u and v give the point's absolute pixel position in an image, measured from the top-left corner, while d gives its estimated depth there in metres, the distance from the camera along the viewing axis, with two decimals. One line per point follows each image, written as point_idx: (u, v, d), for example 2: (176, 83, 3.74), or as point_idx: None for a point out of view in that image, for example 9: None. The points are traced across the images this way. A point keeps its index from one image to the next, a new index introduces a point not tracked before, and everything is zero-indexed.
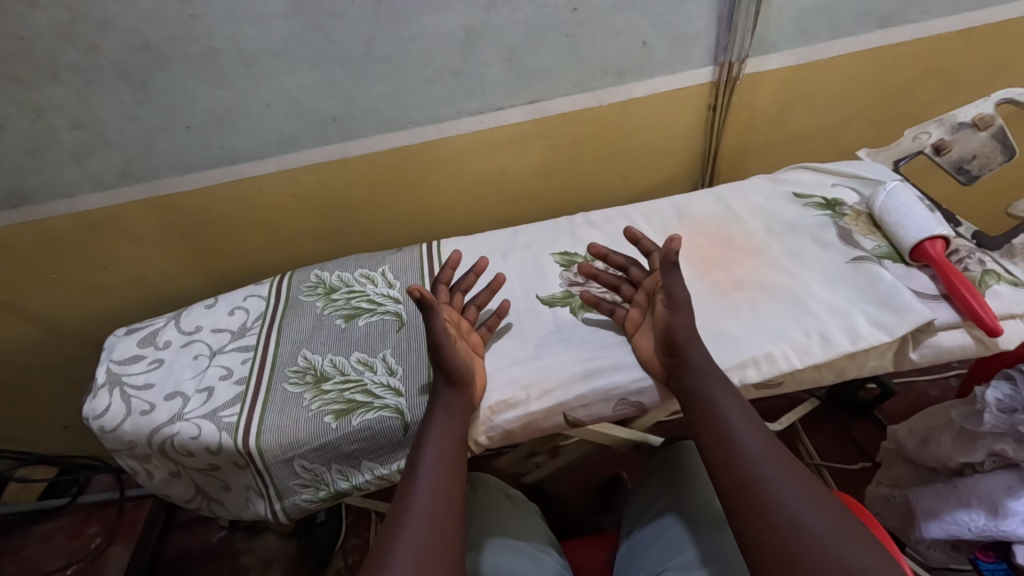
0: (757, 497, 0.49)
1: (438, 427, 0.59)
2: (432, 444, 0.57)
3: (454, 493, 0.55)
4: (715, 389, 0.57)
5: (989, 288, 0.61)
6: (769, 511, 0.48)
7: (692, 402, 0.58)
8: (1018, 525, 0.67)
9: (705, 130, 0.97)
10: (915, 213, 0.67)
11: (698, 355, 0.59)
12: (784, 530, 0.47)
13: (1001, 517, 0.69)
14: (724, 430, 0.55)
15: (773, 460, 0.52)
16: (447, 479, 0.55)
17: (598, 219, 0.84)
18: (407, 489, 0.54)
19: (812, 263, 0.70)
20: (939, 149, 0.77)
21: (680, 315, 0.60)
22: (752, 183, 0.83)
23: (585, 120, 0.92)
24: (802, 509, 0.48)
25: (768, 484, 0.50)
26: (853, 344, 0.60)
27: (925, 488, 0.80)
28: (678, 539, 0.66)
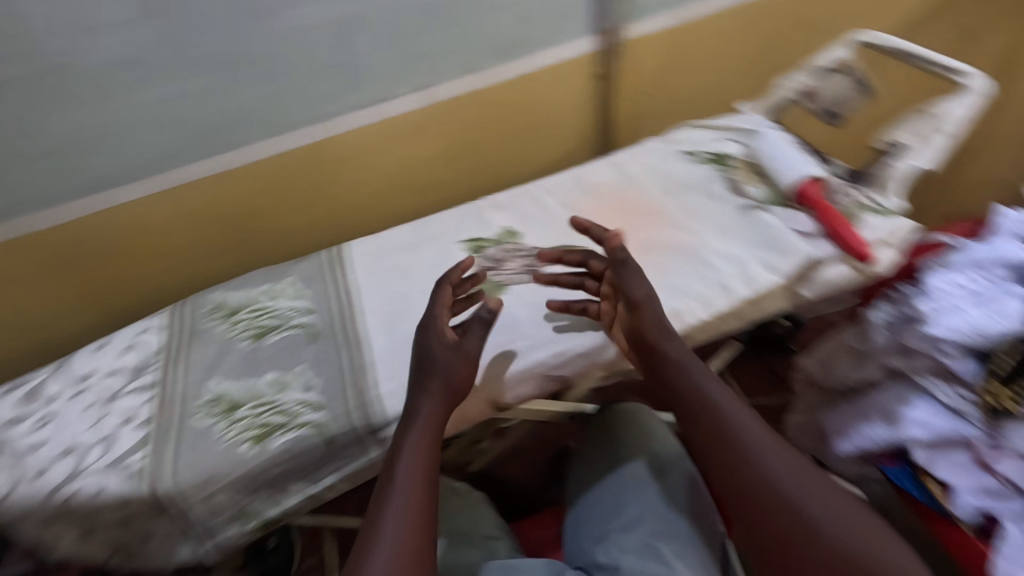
0: (752, 496, 0.50)
1: (414, 442, 0.55)
2: (409, 461, 0.54)
3: (427, 512, 0.51)
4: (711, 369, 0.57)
5: (861, 220, 0.65)
6: (753, 488, 0.50)
7: (672, 397, 0.58)
8: (913, 429, 0.73)
9: (597, 99, 0.98)
10: (791, 160, 0.72)
11: (668, 349, 0.58)
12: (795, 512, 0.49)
13: (899, 425, 0.75)
14: (705, 417, 0.55)
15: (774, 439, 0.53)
16: (425, 501, 0.52)
17: (503, 201, 0.84)
18: (382, 500, 0.52)
19: (707, 217, 0.72)
20: (807, 95, 0.82)
21: (643, 314, 0.60)
22: (645, 146, 0.86)
23: (478, 102, 0.91)
24: (798, 494, 0.50)
25: (763, 478, 0.51)
26: (751, 289, 0.63)
27: (834, 410, 0.86)
28: (620, 501, 0.70)
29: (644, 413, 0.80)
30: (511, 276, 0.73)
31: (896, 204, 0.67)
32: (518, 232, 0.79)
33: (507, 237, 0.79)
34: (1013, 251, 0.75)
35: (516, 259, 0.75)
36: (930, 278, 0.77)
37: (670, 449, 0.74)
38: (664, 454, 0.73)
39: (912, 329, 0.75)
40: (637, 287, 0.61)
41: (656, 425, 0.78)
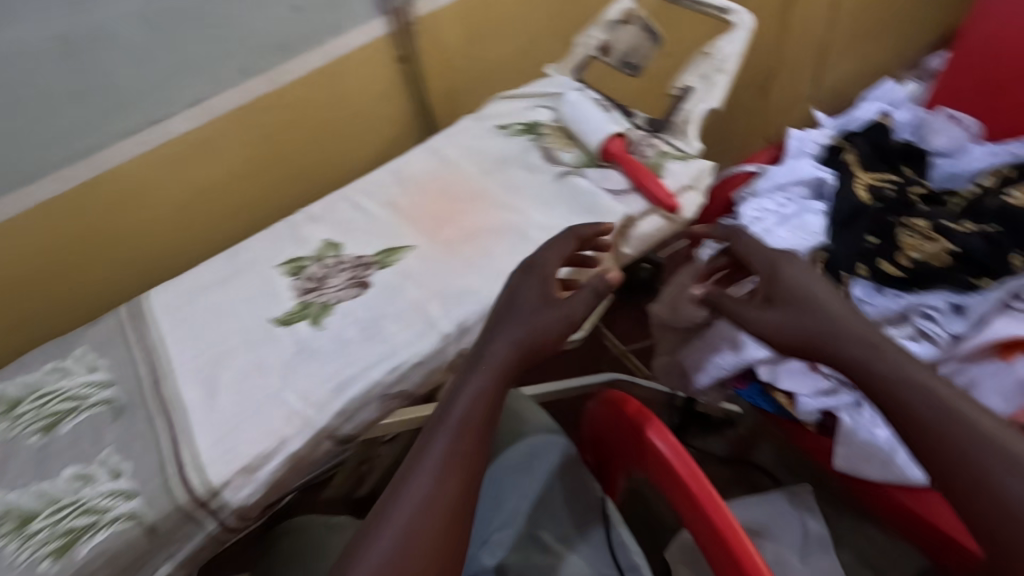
0: (877, 384, 0.51)
1: (462, 415, 0.51)
2: (448, 438, 0.50)
3: (456, 505, 0.47)
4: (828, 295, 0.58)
5: (665, 169, 0.66)
6: (889, 386, 0.50)
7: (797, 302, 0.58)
8: (753, 350, 0.81)
9: (407, 82, 0.92)
10: (593, 120, 0.71)
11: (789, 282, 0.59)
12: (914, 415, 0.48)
13: (742, 349, 0.82)
14: (835, 329, 0.55)
15: (876, 348, 0.52)
16: (467, 487, 0.48)
17: (319, 211, 0.77)
18: (405, 470, 0.49)
19: (527, 191, 0.71)
20: (603, 51, 0.82)
21: (774, 316, 0.59)
22: (460, 126, 0.82)
23: (272, 106, 0.82)
24: (942, 402, 0.48)
25: (897, 376, 0.50)
26: (575, 259, 0.62)
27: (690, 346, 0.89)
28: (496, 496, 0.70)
29: (521, 398, 0.79)
30: (337, 294, 0.67)
31: (697, 147, 0.69)
32: (339, 243, 0.72)
33: (327, 251, 0.72)
34: (806, 172, 0.81)
35: (339, 273, 0.69)
36: (741, 207, 0.81)
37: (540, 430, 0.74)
38: (533, 437, 0.73)
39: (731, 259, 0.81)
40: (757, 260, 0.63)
41: (525, 407, 0.77)
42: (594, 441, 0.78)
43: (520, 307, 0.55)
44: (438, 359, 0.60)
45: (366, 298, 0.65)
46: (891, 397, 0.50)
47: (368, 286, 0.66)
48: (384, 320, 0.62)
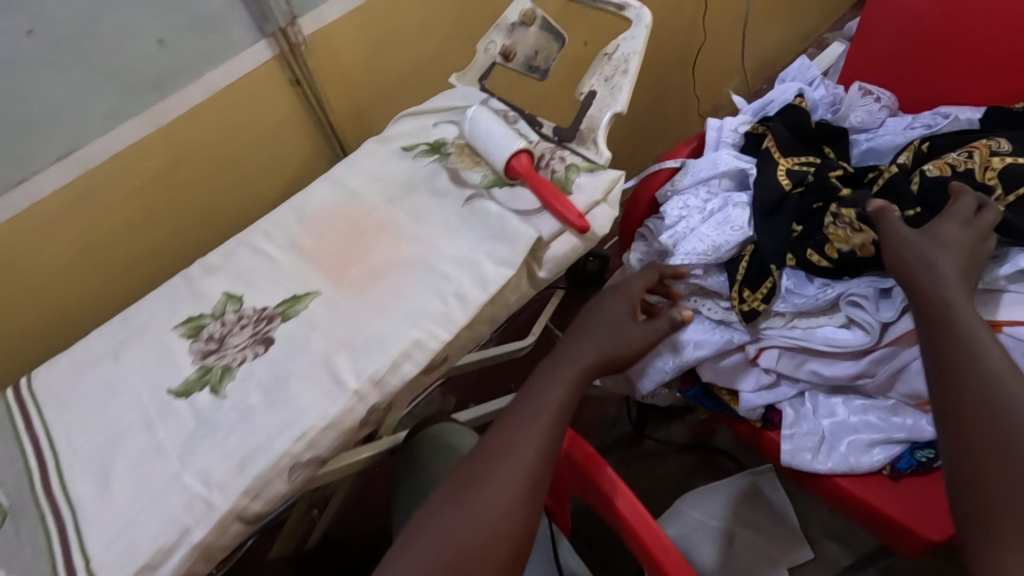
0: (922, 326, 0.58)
1: (540, 407, 0.61)
2: (530, 427, 0.59)
3: (516, 498, 0.54)
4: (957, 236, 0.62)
5: (573, 184, 0.62)
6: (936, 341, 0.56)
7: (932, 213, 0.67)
8: (694, 351, 0.76)
9: (306, 106, 0.86)
10: (495, 135, 0.66)
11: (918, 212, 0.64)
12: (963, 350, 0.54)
13: (682, 351, 0.76)
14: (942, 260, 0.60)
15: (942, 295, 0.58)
16: (533, 480, 0.56)
17: (217, 261, 0.71)
18: (482, 458, 0.57)
19: (435, 219, 0.67)
20: (506, 56, 0.78)
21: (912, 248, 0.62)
22: (363, 151, 0.77)
23: (155, 150, 0.75)
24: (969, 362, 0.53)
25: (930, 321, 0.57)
26: (486, 292, 0.59)
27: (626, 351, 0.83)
28: None
29: (458, 430, 0.79)
30: (239, 354, 0.62)
31: (607, 156, 0.65)
32: (240, 295, 0.67)
33: (227, 306, 0.67)
34: (726, 163, 0.79)
35: (240, 330, 0.64)
36: (665, 206, 0.79)
37: None
38: None
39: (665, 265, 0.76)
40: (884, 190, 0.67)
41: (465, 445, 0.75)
42: (554, 475, 0.78)
43: (610, 306, 0.70)
44: (349, 418, 0.56)
45: (269, 357, 0.60)
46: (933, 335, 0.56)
47: (271, 342, 0.61)
48: (289, 381, 0.58)
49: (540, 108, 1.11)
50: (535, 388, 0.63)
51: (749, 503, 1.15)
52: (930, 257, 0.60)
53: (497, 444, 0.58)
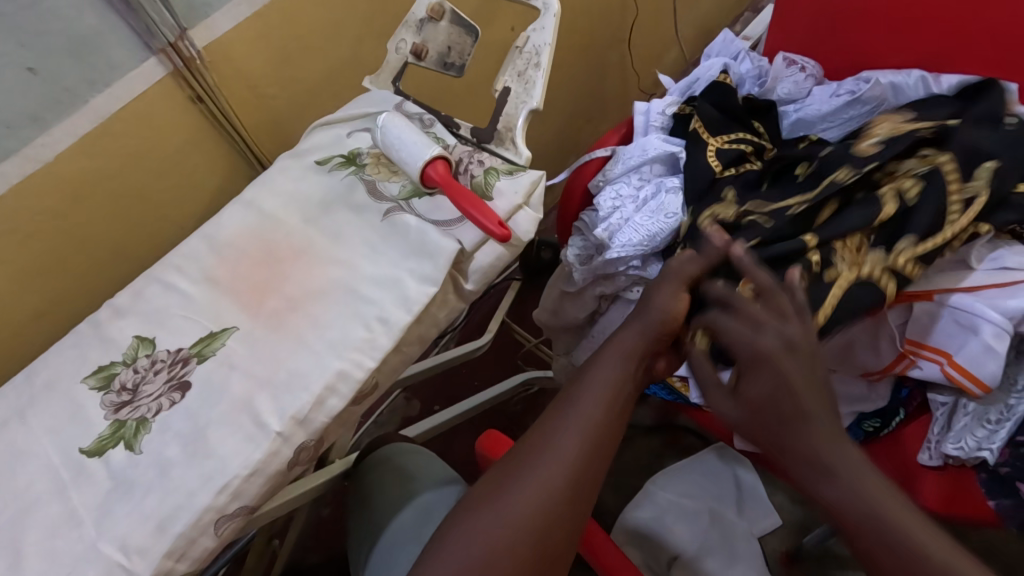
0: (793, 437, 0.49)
1: (596, 394, 0.57)
2: (588, 405, 0.57)
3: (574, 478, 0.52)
4: (768, 348, 0.51)
5: (493, 189, 0.59)
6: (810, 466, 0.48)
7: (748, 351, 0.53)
8: None
9: (213, 123, 0.81)
10: (409, 143, 0.63)
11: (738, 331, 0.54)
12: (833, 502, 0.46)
13: None
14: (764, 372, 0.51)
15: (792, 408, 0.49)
16: (592, 458, 0.54)
17: (126, 302, 0.66)
18: (536, 437, 0.55)
19: (354, 237, 0.63)
20: (418, 54, 0.73)
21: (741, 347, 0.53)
22: (275, 169, 0.72)
23: (43, 188, 0.69)
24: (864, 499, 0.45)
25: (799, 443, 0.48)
26: (411, 313, 0.56)
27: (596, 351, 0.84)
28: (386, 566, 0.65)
29: (408, 451, 0.76)
30: (153, 403, 0.58)
31: (527, 155, 0.62)
32: (152, 338, 0.63)
33: (139, 351, 0.62)
34: (656, 148, 0.76)
35: (154, 376, 0.60)
36: (598, 198, 0.77)
37: (433, 484, 0.70)
38: (426, 494, 0.69)
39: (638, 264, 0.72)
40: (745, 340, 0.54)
41: (415, 463, 0.73)
42: None
43: (660, 292, 0.64)
44: (276, 461, 0.53)
45: (185, 404, 0.57)
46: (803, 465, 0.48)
47: (188, 388, 0.57)
48: (208, 428, 0.54)
49: (469, 101, 1.07)
50: (588, 376, 0.59)
51: (716, 478, 1.17)
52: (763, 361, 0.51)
53: (543, 435, 0.55)
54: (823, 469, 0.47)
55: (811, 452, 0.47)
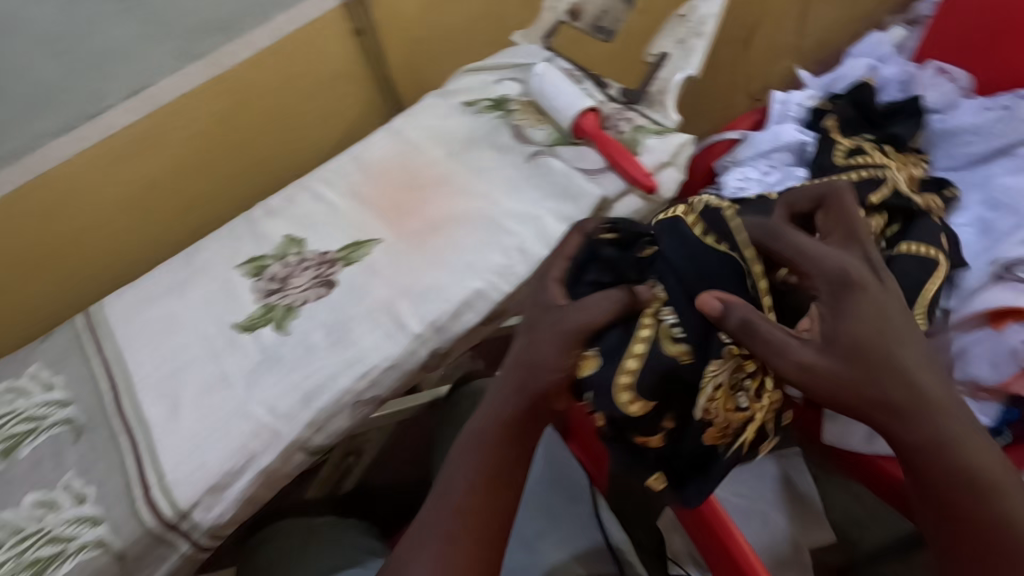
0: (938, 452, 0.44)
1: (465, 457, 0.51)
2: (461, 470, 0.50)
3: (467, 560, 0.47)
4: (882, 342, 0.44)
5: (642, 146, 0.62)
6: (957, 481, 0.44)
7: (859, 350, 0.44)
8: None
9: (366, 57, 0.87)
10: (564, 92, 0.66)
11: (855, 326, 0.45)
12: (943, 492, 0.44)
13: None
14: (885, 394, 0.44)
15: (923, 395, 0.44)
16: (476, 537, 0.48)
17: (278, 205, 0.72)
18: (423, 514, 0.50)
19: (496, 174, 0.67)
20: (574, 14, 0.76)
21: (850, 345, 0.44)
22: (423, 104, 0.76)
23: (216, 92, 0.76)
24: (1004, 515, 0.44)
25: (938, 451, 0.44)
26: (549, 248, 0.60)
27: None
28: None
29: None
30: (301, 295, 0.63)
31: (676, 120, 0.65)
32: (302, 238, 0.68)
33: (290, 248, 0.68)
34: (790, 137, 0.77)
35: (302, 272, 0.66)
36: (723, 177, 0.79)
37: None
38: None
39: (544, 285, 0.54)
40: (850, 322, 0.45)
41: None
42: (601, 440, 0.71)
43: (543, 351, 0.49)
44: (410, 360, 0.58)
45: (331, 298, 0.62)
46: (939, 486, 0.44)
47: (333, 285, 0.63)
48: (352, 323, 0.59)
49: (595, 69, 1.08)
50: (461, 451, 0.51)
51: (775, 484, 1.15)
52: (895, 360, 0.44)
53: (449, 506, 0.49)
54: (952, 485, 0.44)
55: (932, 441, 0.44)
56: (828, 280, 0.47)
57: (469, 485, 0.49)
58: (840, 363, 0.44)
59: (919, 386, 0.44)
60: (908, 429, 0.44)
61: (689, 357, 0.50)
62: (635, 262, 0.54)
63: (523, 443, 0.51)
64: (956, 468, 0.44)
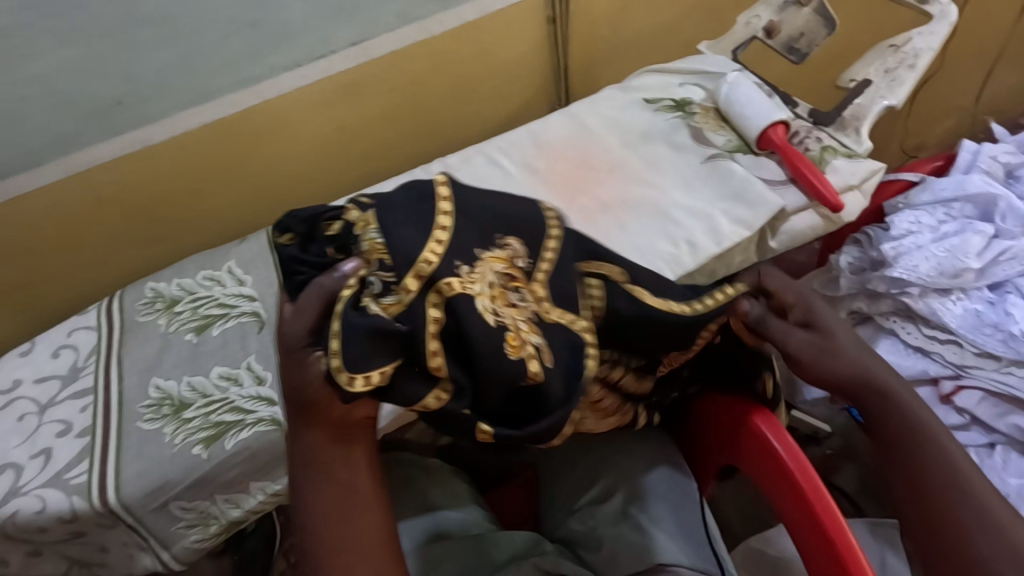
0: (912, 452, 0.49)
1: (317, 498, 0.47)
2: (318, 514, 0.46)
3: None
4: (853, 340, 0.54)
5: (828, 165, 0.64)
6: (943, 467, 0.48)
7: (830, 343, 0.54)
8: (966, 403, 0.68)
9: (550, 44, 0.92)
10: (756, 102, 0.68)
11: (826, 314, 0.55)
12: (927, 502, 0.47)
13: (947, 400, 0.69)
14: (861, 375, 0.52)
15: (867, 372, 0.52)
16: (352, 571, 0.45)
17: (455, 163, 0.78)
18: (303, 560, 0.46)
19: (671, 169, 0.69)
20: (769, 32, 0.77)
21: (830, 340, 0.54)
22: (604, 95, 0.79)
23: (419, 55, 0.83)
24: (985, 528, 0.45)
25: (924, 433, 0.49)
26: (719, 246, 0.61)
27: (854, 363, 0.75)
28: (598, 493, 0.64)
29: None
30: None
31: (868, 147, 0.65)
32: None
33: None
34: (977, 188, 0.74)
35: None
36: (893, 218, 0.76)
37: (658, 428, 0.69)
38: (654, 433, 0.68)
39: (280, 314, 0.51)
40: (828, 315, 0.55)
41: None
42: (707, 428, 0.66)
43: (307, 374, 0.47)
44: None
45: None
46: (915, 473, 0.49)
47: None
48: None
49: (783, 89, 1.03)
50: (305, 486, 0.48)
51: None
52: (864, 352, 0.53)
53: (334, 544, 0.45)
54: (923, 475, 0.48)
55: (907, 426, 0.50)
56: (795, 292, 0.56)
57: (341, 520, 0.46)
58: (811, 340, 0.53)
59: (895, 393, 0.51)
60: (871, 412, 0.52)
61: (505, 265, 0.47)
62: (325, 242, 0.52)
63: (332, 500, 0.47)
64: (951, 482, 0.47)
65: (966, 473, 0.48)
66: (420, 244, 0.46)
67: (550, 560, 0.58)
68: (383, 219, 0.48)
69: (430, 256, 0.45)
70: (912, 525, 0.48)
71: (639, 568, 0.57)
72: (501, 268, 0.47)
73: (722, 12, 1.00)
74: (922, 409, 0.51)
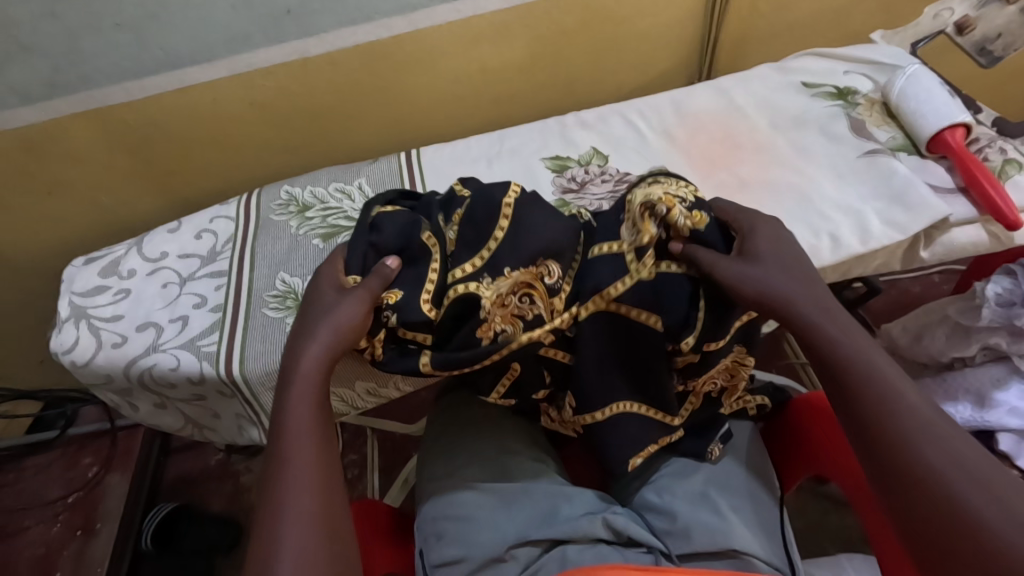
0: (868, 387, 0.45)
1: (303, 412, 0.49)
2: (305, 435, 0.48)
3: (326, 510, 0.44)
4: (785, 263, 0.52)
5: (1009, 179, 0.59)
6: (879, 411, 0.44)
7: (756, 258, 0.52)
8: None
9: (707, 13, 0.87)
10: (937, 99, 0.62)
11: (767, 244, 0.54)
12: (879, 438, 0.43)
13: None
14: (793, 299, 0.50)
15: (786, 291, 0.50)
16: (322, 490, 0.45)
17: (590, 119, 0.77)
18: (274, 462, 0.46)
19: (823, 158, 0.65)
20: (960, 28, 0.72)
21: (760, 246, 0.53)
22: (758, 71, 0.75)
23: (573, 5, 0.81)
24: (941, 455, 0.41)
25: (879, 373, 0.45)
26: (865, 245, 0.58)
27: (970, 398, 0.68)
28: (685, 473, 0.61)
29: None
30: (595, 202, 0.68)
31: None
32: (607, 154, 0.73)
33: (594, 159, 0.73)
34: None
35: (601, 182, 0.70)
36: None
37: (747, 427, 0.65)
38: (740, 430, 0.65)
39: (320, 266, 0.59)
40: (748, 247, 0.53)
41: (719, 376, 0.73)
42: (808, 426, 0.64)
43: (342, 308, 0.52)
44: None
45: None
46: (872, 416, 0.44)
47: None
48: None
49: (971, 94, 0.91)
50: (298, 395, 0.49)
51: None
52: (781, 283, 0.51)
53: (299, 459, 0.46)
54: (882, 407, 0.44)
55: (865, 367, 0.46)
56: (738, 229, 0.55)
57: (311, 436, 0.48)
58: (758, 272, 0.51)
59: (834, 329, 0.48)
60: (859, 413, 0.44)
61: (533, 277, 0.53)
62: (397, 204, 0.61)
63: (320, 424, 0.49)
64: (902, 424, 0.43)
65: (922, 413, 0.43)
66: (467, 257, 0.55)
67: (621, 518, 0.56)
68: (462, 224, 0.57)
69: (475, 264, 0.54)
70: (882, 474, 0.42)
71: (710, 549, 0.55)
72: (526, 280, 0.53)
73: (899, 4, 0.92)
74: (876, 350, 0.47)
